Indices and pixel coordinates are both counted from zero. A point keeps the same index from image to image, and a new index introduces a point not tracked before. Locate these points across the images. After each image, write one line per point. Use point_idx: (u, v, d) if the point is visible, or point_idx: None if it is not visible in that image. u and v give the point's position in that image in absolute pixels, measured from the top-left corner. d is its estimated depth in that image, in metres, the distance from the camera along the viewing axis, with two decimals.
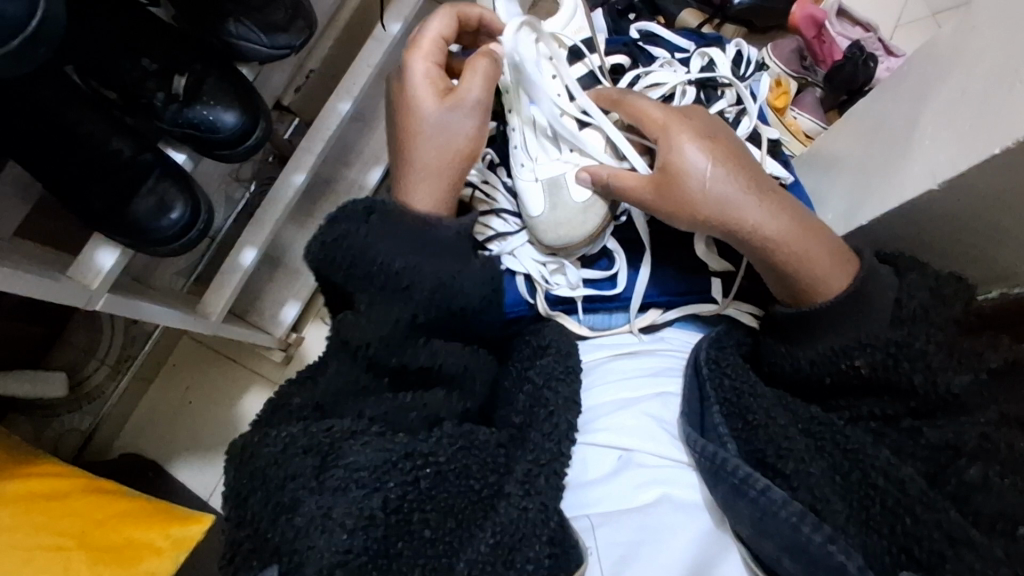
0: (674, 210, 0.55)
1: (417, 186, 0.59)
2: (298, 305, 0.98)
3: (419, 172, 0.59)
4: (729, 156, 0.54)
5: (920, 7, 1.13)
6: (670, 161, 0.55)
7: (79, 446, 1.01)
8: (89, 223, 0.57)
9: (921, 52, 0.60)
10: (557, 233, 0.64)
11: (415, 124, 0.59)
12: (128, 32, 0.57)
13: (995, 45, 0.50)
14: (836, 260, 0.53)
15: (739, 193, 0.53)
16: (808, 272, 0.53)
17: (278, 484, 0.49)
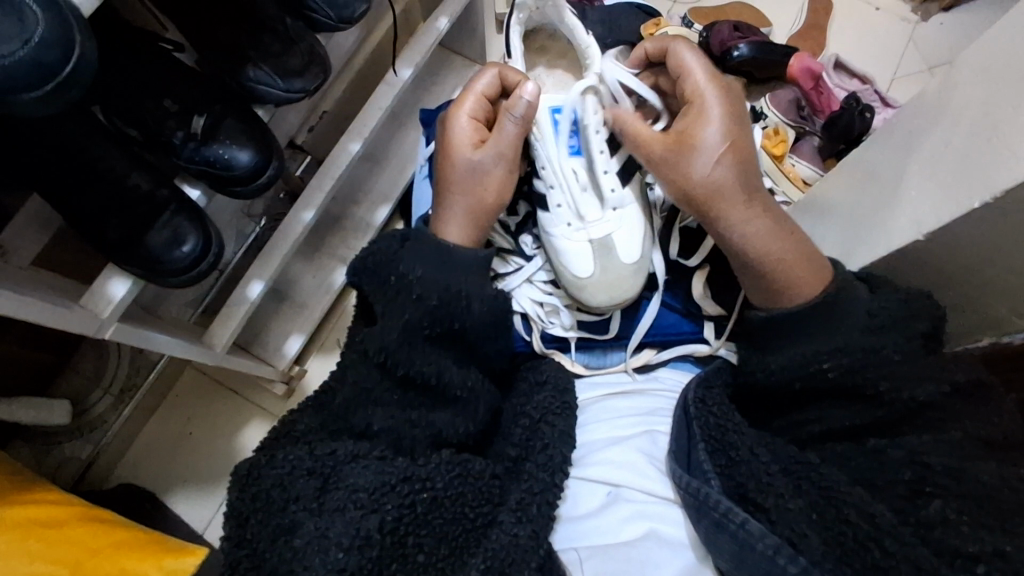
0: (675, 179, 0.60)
1: (456, 222, 0.64)
2: (302, 338, 0.99)
3: (458, 210, 0.64)
4: (737, 150, 0.59)
5: (916, 61, 1.17)
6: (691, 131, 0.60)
7: (79, 474, 1.01)
8: (104, 254, 0.59)
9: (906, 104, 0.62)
10: (610, 294, 0.66)
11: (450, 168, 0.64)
12: (152, 73, 0.60)
13: (972, 99, 0.52)
14: (809, 267, 0.57)
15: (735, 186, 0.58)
16: (771, 269, 0.58)
17: (279, 506, 0.51)
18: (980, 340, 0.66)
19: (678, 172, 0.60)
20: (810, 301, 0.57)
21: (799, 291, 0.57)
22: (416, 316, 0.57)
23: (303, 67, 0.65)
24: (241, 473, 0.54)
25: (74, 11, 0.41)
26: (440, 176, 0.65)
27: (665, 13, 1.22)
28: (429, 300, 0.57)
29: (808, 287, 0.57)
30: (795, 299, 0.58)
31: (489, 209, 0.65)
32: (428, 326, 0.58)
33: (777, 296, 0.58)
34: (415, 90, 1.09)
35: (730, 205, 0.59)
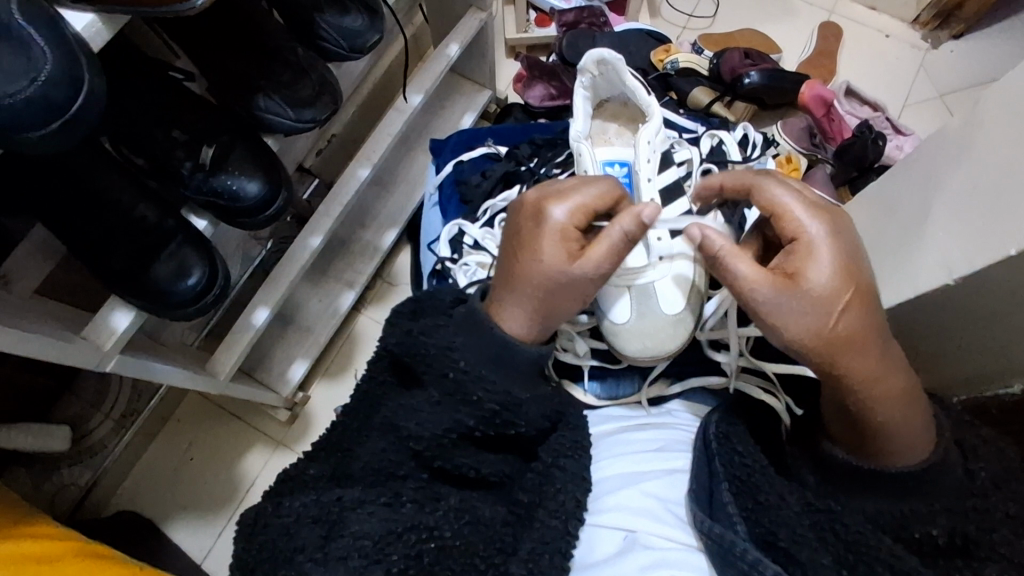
0: (780, 323, 0.48)
1: (509, 304, 0.54)
2: (306, 363, 0.98)
3: (521, 301, 0.53)
4: (863, 304, 0.47)
5: (928, 88, 1.15)
6: (799, 266, 0.48)
7: (78, 499, 0.98)
8: (109, 284, 0.58)
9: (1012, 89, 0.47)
10: (644, 344, 0.63)
11: (526, 259, 0.53)
12: (161, 102, 0.59)
13: (1016, 130, 0.45)
14: (913, 431, 0.48)
15: (828, 329, 0.47)
16: (879, 439, 0.48)
17: (285, 557, 0.45)
18: (1011, 386, 0.54)
19: (795, 319, 0.47)
20: (919, 463, 0.48)
21: (906, 455, 0.48)
22: (470, 423, 0.51)
23: (314, 97, 0.64)
24: (245, 518, 0.49)
25: (83, 46, 0.40)
26: (511, 264, 0.55)
27: (674, 40, 1.22)
28: (487, 409, 0.51)
29: (914, 451, 0.48)
30: (896, 459, 0.48)
31: (554, 312, 0.54)
32: (481, 432, 0.52)
33: (865, 446, 0.49)
34: (425, 115, 1.09)
35: (844, 364, 0.47)
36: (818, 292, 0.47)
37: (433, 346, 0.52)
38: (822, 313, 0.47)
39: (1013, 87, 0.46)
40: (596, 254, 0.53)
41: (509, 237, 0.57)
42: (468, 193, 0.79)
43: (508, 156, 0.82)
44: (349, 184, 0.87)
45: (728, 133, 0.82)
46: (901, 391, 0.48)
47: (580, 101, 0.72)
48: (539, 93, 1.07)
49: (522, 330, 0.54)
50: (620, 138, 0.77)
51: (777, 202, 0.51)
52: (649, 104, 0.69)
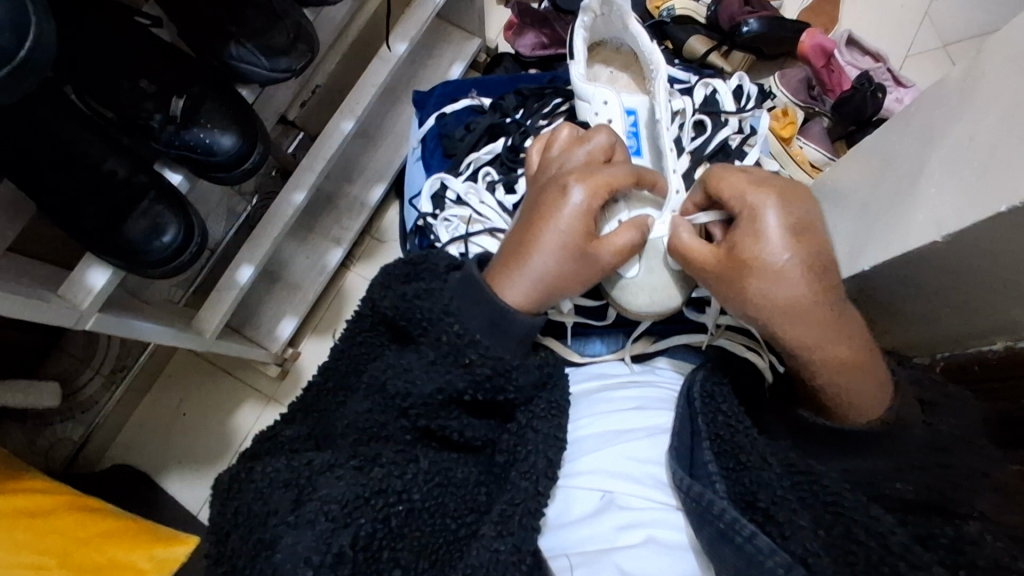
0: (734, 296, 0.49)
1: (521, 275, 0.51)
2: (296, 320, 0.97)
3: (529, 270, 0.51)
4: (811, 281, 0.46)
5: (931, 38, 1.12)
6: (746, 246, 0.48)
7: (72, 454, 1.00)
8: (81, 242, 0.56)
9: (1016, 38, 0.45)
10: (652, 298, 0.59)
11: (544, 227, 0.51)
12: (128, 50, 0.56)
13: (1017, 81, 0.43)
14: (874, 390, 0.48)
15: (775, 305, 0.47)
16: (835, 400, 0.49)
17: (260, 520, 0.44)
18: (993, 344, 0.54)
19: (762, 297, 0.47)
20: (878, 419, 0.49)
21: (868, 408, 0.49)
22: (459, 385, 0.49)
23: (289, 45, 0.61)
24: (221, 487, 0.47)
25: None
26: (527, 228, 0.52)
27: None
28: (480, 372, 0.49)
29: (871, 406, 0.48)
30: (856, 412, 0.49)
31: (559, 287, 0.52)
32: (470, 395, 0.49)
33: (826, 403, 0.50)
34: (411, 64, 1.05)
35: (807, 330, 0.47)
36: (778, 273, 0.46)
37: (398, 308, 0.52)
38: (784, 287, 0.46)
39: (1015, 38, 0.45)
40: (617, 241, 0.53)
41: (529, 205, 0.54)
42: (453, 147, 0.77)
43: (494, 108, 0.79)
44: (332, 136, 0.85)
45: (723, 82, 0.79)
46: (861, 355, 0.48)
47: (580, 40, 0.71)
48: (529, 42, 1.04)
49: (526, 301, 0.51)
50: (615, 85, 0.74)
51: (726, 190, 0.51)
52: (653, 55, 0.67)
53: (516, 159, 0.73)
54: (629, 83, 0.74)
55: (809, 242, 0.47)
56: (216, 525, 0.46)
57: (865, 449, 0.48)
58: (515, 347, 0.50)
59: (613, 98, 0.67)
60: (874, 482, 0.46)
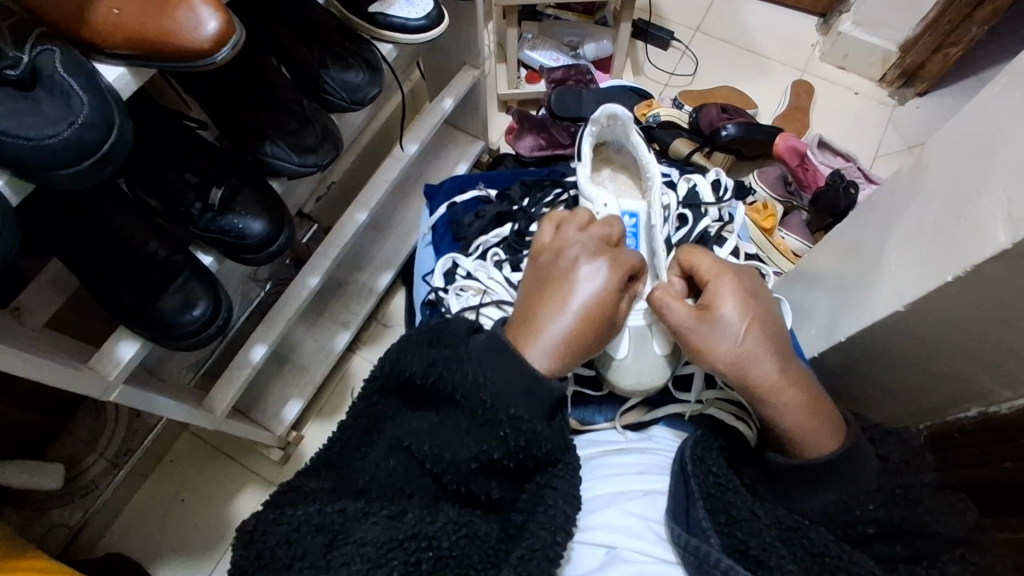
0: (702, 348, 0.53)
1: (552, 337, 0.52)
2: (301, 403, 1.00)
3: (559, 333, 0.52)
4: (764, 329, 0.52)
5: (895, 141, 1.23)
6: (711, 304, 0.54)
7: (67, 540, 0.98)
8: (117, 315, 0.61)
9: (950, 139, 0.52)
10: (635, 381, 0.63)
11: (580, 298, 0.53)
12: (177, 148, 0.64)
13: (952, 175, 0.50)
14: (829, 428, 0.51)
15: (736, 346, 0.51)
16: (795, 444, 0.51)
17: (285, 564, 0.45)
18: (969, 411, 0.58)
19: (715, 344, 0.52)
20: (827, 454, 0.50)
21: (816, 445, 0.51)
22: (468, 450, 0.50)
23: (317, 144, 0.69)
24: (239, 546, 0.48)
25: (114, 95, 0.45)
26: (559, 294, 0.54)
27: (656, 96, 1.29)
28: (515, 446, 0.50)
29: (822, 442, 0.50)
30: (806, 451, 0.51)
31: (583, 350, 0.54)
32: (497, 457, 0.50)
33: (790, 447, 0.52)
34: (421, 163, 1.15)
35: (759, 375, 0.51)
36: (728, 325, 0.52)
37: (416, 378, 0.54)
38: (733, 339, 0.52)
39: (951, 137, 0.52)
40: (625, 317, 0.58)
41: (556, 270, 0.56)
42: (462, 232, 0.83)
43: (501, 198, 0.87)
44: (347, 224, 0.92)
45: (701, 177, 0.88)
46: (808, 399, 0.51)
47: (587, 145, 0.78)
48: (529, 144, 1.14)
49: (551, 367, 0.52)
50: (614, 181, 0.83)
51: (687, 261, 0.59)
52: (648, 164, 0.76)
53: (522, 242, 0.79)
54: (626, 182, 0.82)
55: (759, 299, 0.55)
56: None
57: (827, 478, 0.51)
58: (538, 409, 0.51)
59: (611, 202, 0.75)
60: (840, 509, 0.50)
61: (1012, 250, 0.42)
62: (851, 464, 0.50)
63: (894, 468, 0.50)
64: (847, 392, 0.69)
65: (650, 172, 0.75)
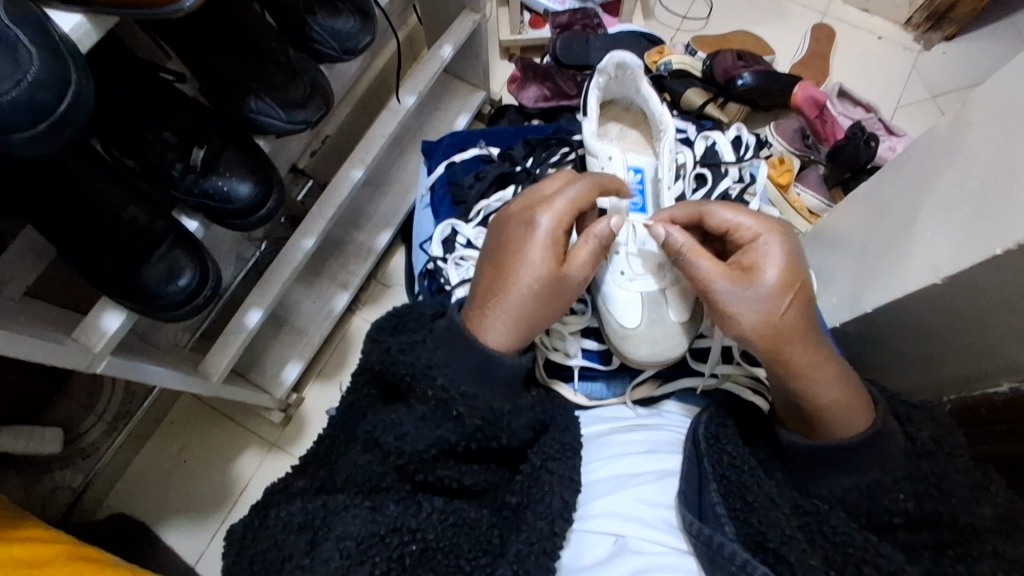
0: (737, 318, 0.50)
1: (501, 312, 0.52)
2: (301, 364, 0.97)
3: (507, 305, 0.52)
4: (803, 299, 0.49)
5: (919, 89, 1.16)
6: (750, 272, 0.50)
7: (70, 503, 0.97)
8: (99, 287, 0.57)
9: (997, 92, 0.47)
10: (650, 350, 0.60)
11: (518, 263, 0.53)
12: (153, 104, 0.59)
13: (1000, 135, 0.46)
14: (853, 399, 0.49)
15: (774, 317, 0.49)
16: (819, 417, 0.49)
17: (276, 567, 0.44)
18: (999, 386, 0.55)
19: (750, 313, 0.49)
20: (859, 434, 0.48)
21: (846, 426, 0.48)
22: (452, 438, 0.49)
23: (306, 98, 0.64)
24: (236, 537, 0.46)
25: (71, 48, 0.40)
26: (499, 266, 0.54)
27: (668, 42, 1.21)
28: (472, 424, 0.49)
29: (855, 421, 0.48)
30: (836, 429, 0.48)
31: (541, 311, 0.53)
32: (464, 445, 0.50)
33: (813, 427, 0.49)
34: (419, 115, 1.08)
35: (796, 350, 0.49)
36: (768, 295, 0.49)
37: (410, 359, 0.50)
38: (769, 308, 0.49)
39: (998, 90, 0.47)
40: (580, 260, 0.55)
41: (501, 241, 0.56)
42: (461, 195, 0.79)
43: (503, 157, 0.81)
44: (341, 179, 0.87)
45: (721, 134, 0.81)
46: (840, 370, 0.49)
47: (594, 99, 0.73)
48: (533, 94, 1.07)
49: (507, 342, 0.52)
50: (622, 141, 0.77)
51: (721, 220, 0.55)
52: (660, 115, 0.71)
53: None
54: (637, 139, 0.77)
55: (801, 267, 0.51)
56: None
57: (858, 459, 0.48)
58: (502, 390, 0.51)
59: (617, 155, 0.69)
60: (872, 495, 0.48)
61: None
62: (878, 452, 0.47)
63: (921, 452, 0.48)
64: (867, 364, 0.66)
65: (664, 123, 0.70)
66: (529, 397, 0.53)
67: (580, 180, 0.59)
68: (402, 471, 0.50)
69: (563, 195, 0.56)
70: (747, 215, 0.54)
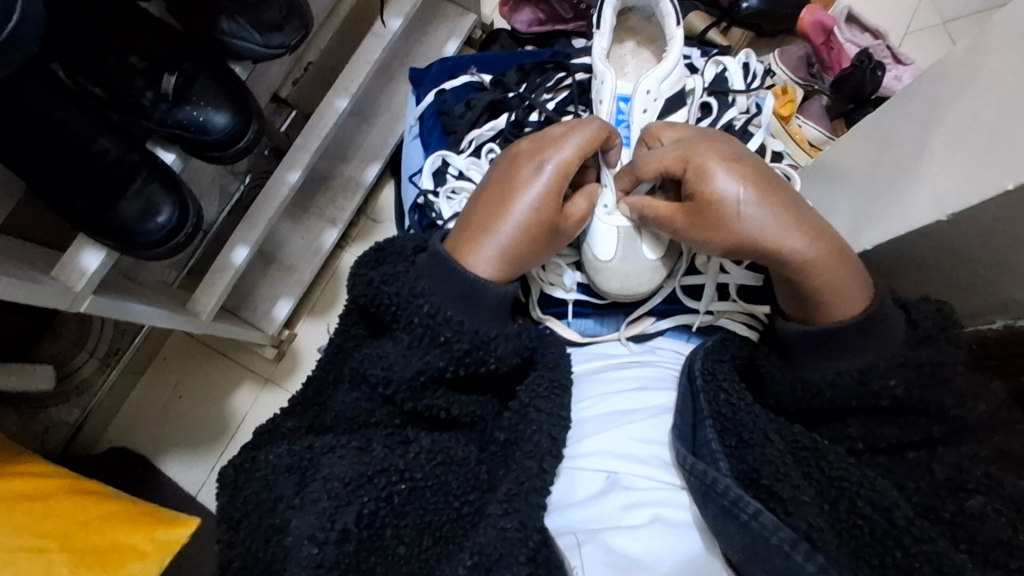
0: (719, 234, 0.50)
1: (488, 250, 0.51)
2: (292, 301, 0.96)
3: (495, 244, 0.51)
4: (767, 190, 0.49)
5: (930, 14, 1.10)
6: (702, 182, 0.50)
7: (68, 438, 0.98)
8: (74, 223, 0.55)
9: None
10: (619, 284, 0.59)
11: (515, 202, 0.52)
12: (118, 28, 0.55)
13: (1020, 61, 0.43)
14: (854, 292, 0.49)
15: (756, 218, 0.49)
16: (825, 301, 0.49)
17: (269, 507, 0.45)
18: (993, 322, 0.56)
19: (722, 226, 0.50)
20: (862, 314, 0.49)
21: (843, 306, 0.49)
22: (441, 364, 0.48)
23: (282, 21, 0.60)
24: (229, 478, 0.47)
25: None
26: (493, 201, 0.53)
27: None
28: (459, 348, 0.48)
29: (852, 305, 0.49)
30: (839, 312, 0.49)
31: (531, 250, 0.52)
32: (452, 372, 0.49)
33: (820, 313, 0.50)
34: (408, 39, 1.02)
35: (778, 237, 0.48)
36: (725, 200, 0.49)
37: (398, 292, 0.49)
38: (739, 210, 0.49)
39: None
40: (578, 216, 0.55)
41: (500, 177, 0.54)
42: (452, 125, 0.75)
43: (495, 83, 0.77)
44: (324, 106, 0.83)
45: (733, 59, 0.77)
46: (836, 255, 0.49)
47: (609, 11, 0.68)
48: (526, 17, 1.01)
49: (498, 273, 0.51)
50: (636, 58, 0.73)
51: (652, 167, 0.55)
52: (671, 40, 0.67)
53: (520, 133, 0.71)
54: (650, 59, 0.73)
55: (747, 164, 0.51)
56: (226, 518, 0.45)
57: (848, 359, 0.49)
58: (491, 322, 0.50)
59: (606, 78, 0.67)
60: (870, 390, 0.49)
61: None
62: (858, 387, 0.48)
63: None
64: None
65: (671, 50, 0.67)
66: (515, 326, 0.53)
67: (590, 121, 0.56)
68: (394, 406, 0.50)
69: (571, 138, 0.54)
70: (669, 149, 0.54)
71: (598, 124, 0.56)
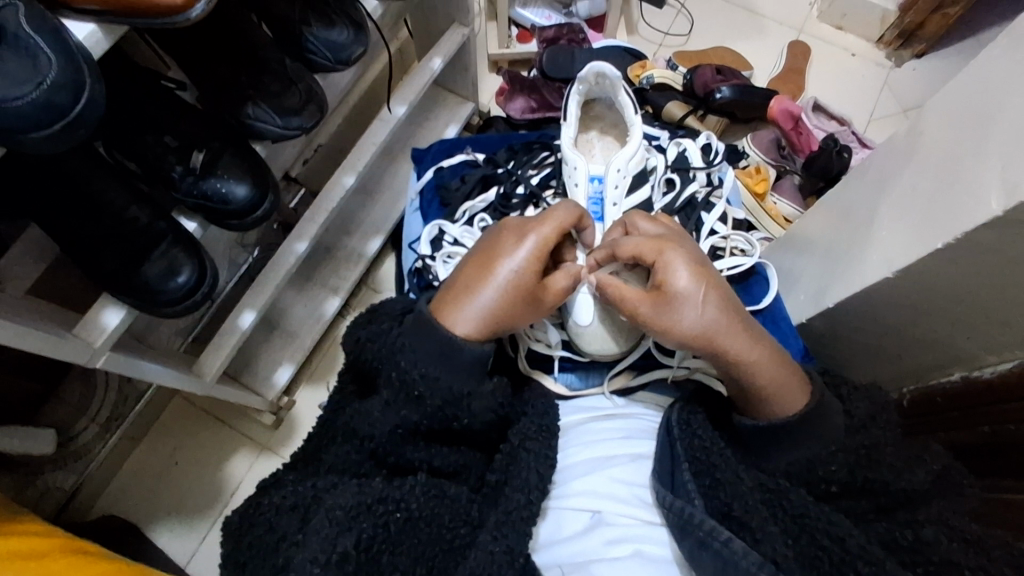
0: (665, 329, 0.54)
1: (473, 308, 0.55)
2: (292, 367, 1.00)
3: (479, 304, 0.55)
4: (720, 296, 0.54)
5: (891, 103, 1.21)
6: (665, 282, 0.55)
7: (63, 502, 0.98)
8: (100, 282, 0.60)
9: (948, 100, 0.51)
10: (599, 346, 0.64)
11: (501, 265, 0.56)
12: (156, 111, 0.62)
13: (947, 140, 0.50)
14: (792, 381, 0.53)
15: (707, 317, 0.53)
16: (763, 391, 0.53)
17: (272, 548, 0.47)
18: (952, 375, 0.60)
19: (670, 321, 0.54)
20: (794, 412, 0.52)
21: (783, 403, 0.53)
22: (415, 418, 0.52)
23: (301, 106, 0.67)
24: (233, 525, 0.50)
25: (86, 55, 0.45)
26: (479, 265, 0.57)
27: (650, 56, 1.26)
28: (432, 405, 0.52)
29: (793, 399, 0.53)
30: (780, 405, 0.53)
31: (515, 311, 0.56)
32: (425, 426, 0.53)
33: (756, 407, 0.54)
34: (410, 126, 1.12)
35: (723, 338, 0.53)
36: (683, 299, 0.53)
37: (381, 350, 0.53)
38: (694, 310, 0.53)
39: (948, 100, 0.51)
40: (558, 288, 0.59)
41: (486, 246, 0.59)
42: (449, 198, 0.82)
43: (487, 161, 0.85)
44: (332, 182, 0.90)
45: (693, 140, 0.85)
46: (774, 353, 0.53)
47: (574, 106, 0.76)
48: (520, 105, 1.11)
49: (474, 334, 0.54)
50: (601, 140, 0.81)
51: (626, 250, 0.58)
52: (633, 126, 0.75)
53: (508, 204, 0.79)
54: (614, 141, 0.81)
55: (705, 268, 0.55)
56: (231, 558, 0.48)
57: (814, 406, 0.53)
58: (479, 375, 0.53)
59: (579, 165, 0.74)
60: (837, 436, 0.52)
61: (1005, 218, 0.42)
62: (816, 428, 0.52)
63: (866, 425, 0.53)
64: (832, 353, 0.70)
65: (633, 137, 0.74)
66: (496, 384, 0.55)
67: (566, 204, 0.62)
68: (387, 457, 0.53)
69: (553, 216, 0.60)
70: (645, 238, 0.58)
71: (574, 208, 0.62)
